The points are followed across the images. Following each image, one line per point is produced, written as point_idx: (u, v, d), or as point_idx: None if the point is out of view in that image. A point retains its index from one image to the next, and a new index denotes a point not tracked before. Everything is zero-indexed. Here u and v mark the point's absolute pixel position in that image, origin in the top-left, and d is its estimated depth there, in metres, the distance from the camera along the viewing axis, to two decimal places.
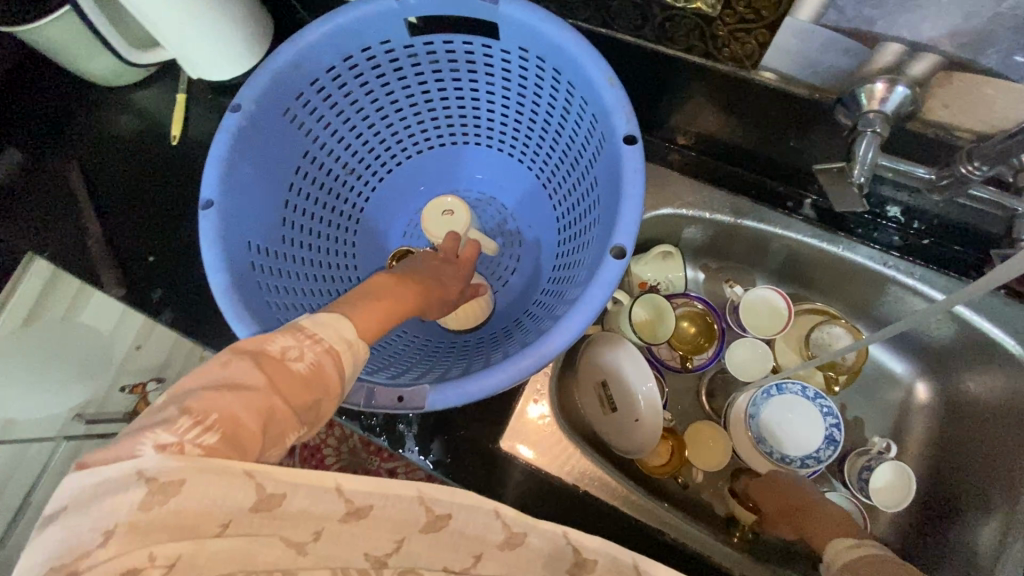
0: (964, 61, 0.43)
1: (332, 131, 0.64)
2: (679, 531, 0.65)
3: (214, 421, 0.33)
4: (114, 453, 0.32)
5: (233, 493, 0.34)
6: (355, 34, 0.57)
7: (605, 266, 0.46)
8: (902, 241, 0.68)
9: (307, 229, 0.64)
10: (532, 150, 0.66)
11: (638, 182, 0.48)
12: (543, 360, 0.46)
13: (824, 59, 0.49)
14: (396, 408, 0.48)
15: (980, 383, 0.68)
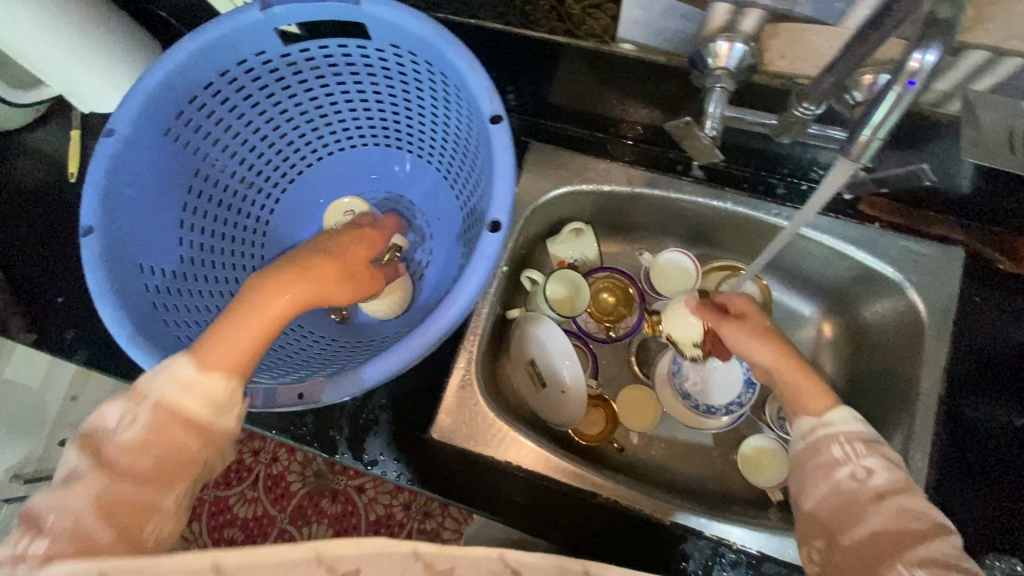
0: (783, 11, 0.47)
1: (221, 147, 0.65)
2: (609, 489, 0.67)
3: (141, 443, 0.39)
4: (58, 495, 0.37)
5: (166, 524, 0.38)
6: (226, 48, 0.58)
7: (484, 242, 0.48)
8: (786, 190, 0.73)
9: (208, 247, 0.64)
10: (426, 143, 0.68)
11: (509, 159, 0.49)
12: (434, 340, 0.47)
13: (669, 26, 0.53)
14: (300, 406, 0.49)
15: (873, 313, 0.73)
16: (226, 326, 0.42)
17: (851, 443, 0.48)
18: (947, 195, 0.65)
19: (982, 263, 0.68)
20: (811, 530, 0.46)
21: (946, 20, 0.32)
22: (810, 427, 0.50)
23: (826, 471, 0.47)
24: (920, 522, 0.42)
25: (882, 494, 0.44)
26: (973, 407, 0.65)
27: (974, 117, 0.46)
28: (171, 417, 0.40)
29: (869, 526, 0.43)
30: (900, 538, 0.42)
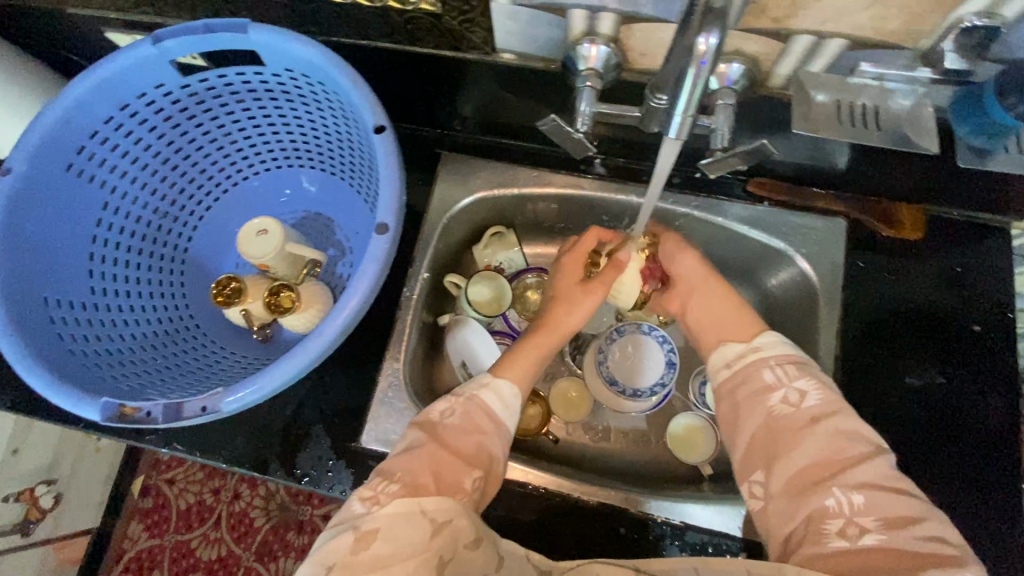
0: (631, 14, 0.51)
1: (130, 180, 0.67)
2: (537, 479, 0.68)
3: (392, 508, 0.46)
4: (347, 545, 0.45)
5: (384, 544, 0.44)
6: (124, 84, 0.61)
7: (372, 243, 0.54)
8: (681, 179, 0.76)
9: (122, 277, 0.66)
10: (335, 159, 0.73)
11: (393, 165, 0.56)
12: (329, 339, 0.52)
13: (538, 33, 0.57)
14: (204, 417, 0.52)
15: (776, 286, 0.77)
16: (522, 344, 0.63)
17: (780, 366, 0.53)
18: (823, 170, 0.70)
19: (865, 229, 0.73)
20: (750, 466, 0.50)
21: (726, 10, 0.36)
22: (742, 352, 0.56)
23: (758, 400, 0.52)
24: (849, 445, 0.47)
25: (814, 417, 0.49)
26: (870, 365, 0.69)
27: (805, 99, 0.52)
28: (471, 408, 0.55)
29: (806, 450, 0.47)
30: (831, 458, 0.46)
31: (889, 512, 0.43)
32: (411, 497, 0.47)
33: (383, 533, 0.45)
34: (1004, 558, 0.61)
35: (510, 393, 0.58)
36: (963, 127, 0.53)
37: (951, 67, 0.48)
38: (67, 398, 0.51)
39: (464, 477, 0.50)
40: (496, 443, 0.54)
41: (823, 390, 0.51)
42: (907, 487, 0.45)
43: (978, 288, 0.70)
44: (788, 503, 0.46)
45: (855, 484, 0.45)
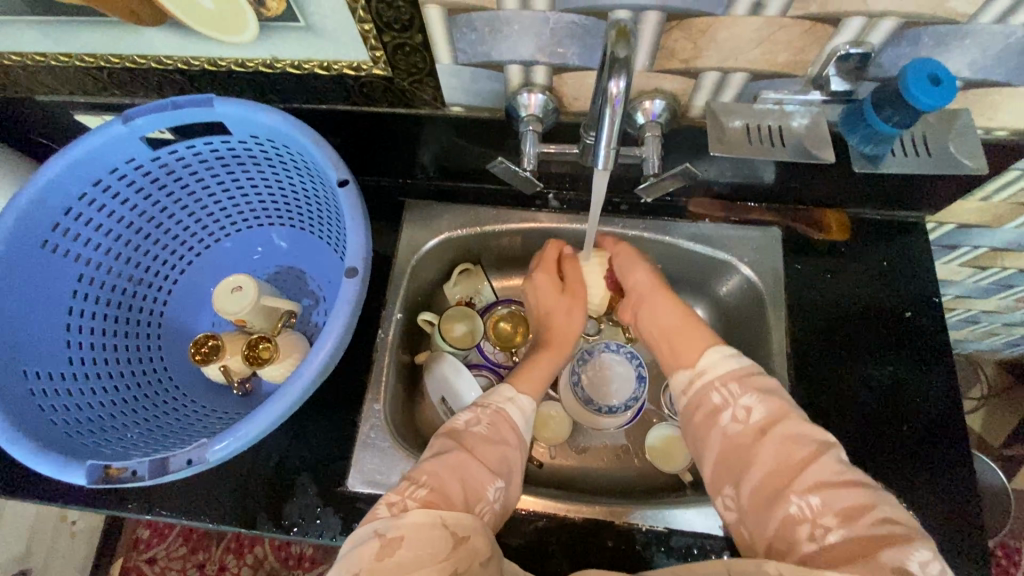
0: (560, 65, 0.58)
1: (104, 250, 0.69)
2: (523, 500, 0.70)
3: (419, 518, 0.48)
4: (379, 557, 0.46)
5: (424, 541, 0.47)
6: (96, 162, 0.64)
7: (344, 286, 0.58)
8: (629, 205, 0.82)
9: (99, 345, 0.68)
10: (303, 216, 0.77)
11: (358, 214, 0.60)
12: (308, 380, 0.55)
13: (482, 87, 0.63)
14: (190, 470, 0.55)
15: (726, 294, 0.84)
16: (536, 357, 0.72)
17: (726, 386, 0.56)
18: (755, 186, 0.77)
19: (798, 235, 0.80)
20: (723, 481, 0.53)
21: (629, 58, 0.42)
22: (724, 353, 0.60)
23: (713, 421, 0.55)
24: (800, 447, 0.49)
25: (763, 429, 0.52)
26: (820, 358, 0.74)
27: (717, 125, 0.58)
28: (498, 419, 0.61)
29: (761, 463, 0.50)
30: (787, 467, 0.49)
31: (841, 508, 0.46)
32: (432, 508, 0.50)
33: (407, 540, 0.47)
34: (963, 526, 0.66)
35: (529, 405, 0.64)
36: (854, 137, 0.58)
37: (838, 88, 0.55)
38: (53, 466, 0.54)
39: (488, 486, 0.55)
40: (516, 452, 0.60)
41: (766, 400, 0.53)
42: (856, 478, 0.48)
43: (905, 278, 0.77)
44: (757, 517, 0.49)
45: (808, 487, 0.47)
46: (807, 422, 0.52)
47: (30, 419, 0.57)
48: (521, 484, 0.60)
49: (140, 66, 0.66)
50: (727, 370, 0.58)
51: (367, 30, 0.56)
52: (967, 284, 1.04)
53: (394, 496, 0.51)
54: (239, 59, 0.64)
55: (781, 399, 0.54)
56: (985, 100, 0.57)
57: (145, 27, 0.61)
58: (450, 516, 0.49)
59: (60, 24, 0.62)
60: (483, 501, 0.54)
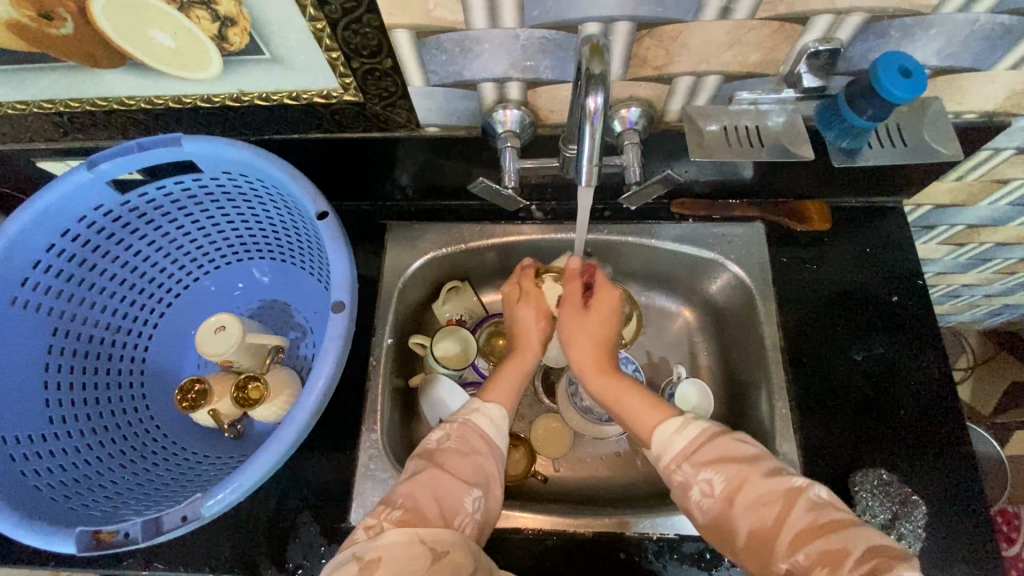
0: (533, 80, 0.57)
1: (78, 301, 0.67)
2: (532, 520, 0.69)
3: (396, 542, 0.48)
4: None
5: (411, 562, 0.47)
6: (62, 212, 0.62)
7: (332, 321, 0.57)
8: (612, 211, 0.82)
9: (80, 400, 0.66)
10: (283, 247, 0.76)
11: (341, 244, 0.59)
12: (302, 423, 0.54)
13: (456, 106, 0.62)
14: (186, 527, 0.53)
15: (716, 292, 0.84)
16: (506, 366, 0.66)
17: (683, 467, 0.52)
18: (736, 183, 0.77)
19: (781, 227, 0.81)
20: (715, 544, 0.52)
21: (605, 73, 0.42)
22: (674, 426, 0.55)
23: (685, 498, 0.52)
24: (769, 508, 0.48)
25: (728, 497, 0.50)
26: (813, 349, 0.75)
27: (695, 128, 0.57)
28: (467, 431, 0.58)
29: (742, 529, 0.49)
30: (767, 527, 0.48)
31: (827, 559, 0.44)
32: (409, 526, 0.49)
33: (386, 559, 0.47)
34: (964, 503, 0.67)
35: (500, 416, 0.61)
36: (830, 132, 0.58)
37: (810, 85, 0.56)
38: (41, 536, 0.52)
39: (464, 497, 0.54)
40: (491, 462, 0.57)
41: (721, 467, 0.51)
42: (829, 520, 0.47)
43: (888, 262, 0.78)
44: (759, 569, 0.48)
45: (791, 548, 0.46)
46: (765, 476, 0.50)
47: (13, 487, 0.55)
48: (502, 493, 0.58)
49: (101, 108, 0.64)
50: (683, 435, 0.54)
51: (335, 58, 0.55)
52: (946, 261, 1.06)
53: (371, 518, 0.51)
54: (206, 95, 0.62)
55: (737, 460, 0.51)
56: (953, 86, 0.57)
57: (103, 70, 0.59)
58: (427, 532, 0.49)
59: (15, 72, 0.59)
60: (461, 514, 0.53)
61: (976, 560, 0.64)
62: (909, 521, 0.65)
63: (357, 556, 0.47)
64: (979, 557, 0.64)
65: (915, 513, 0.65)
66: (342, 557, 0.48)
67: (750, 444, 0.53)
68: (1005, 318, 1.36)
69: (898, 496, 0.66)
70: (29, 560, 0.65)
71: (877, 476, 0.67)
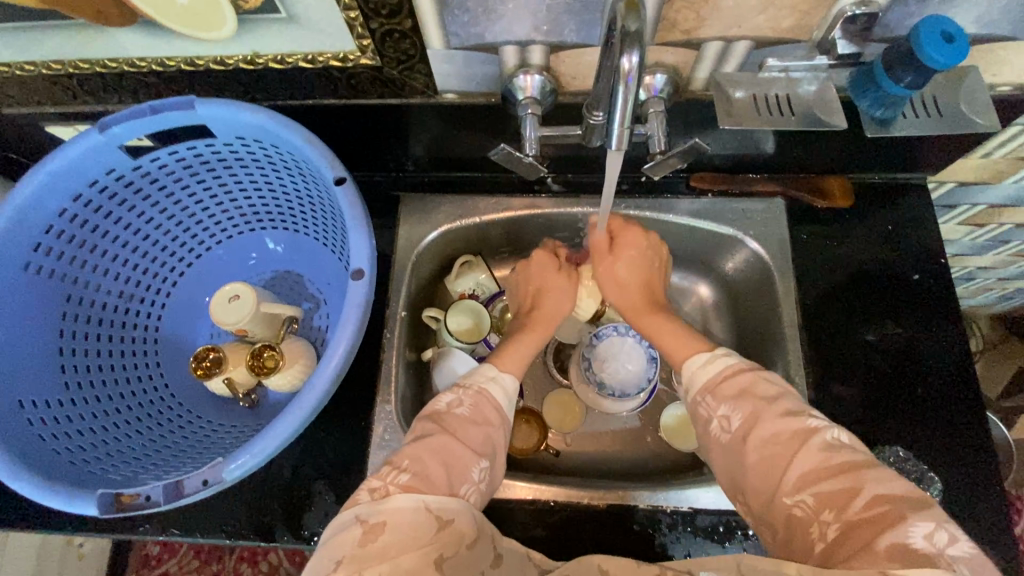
0: (557, 44, 0.55)
1: (92, 268, 0.66)
2: (546, 491, 0.69)
3: (400, 507, 0.47)
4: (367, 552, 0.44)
5: (415, 528, 0.47)
6: (74, 175, 0.61)
7: (352, 288, 0.56)
8: (630, 185, 0.81)
9: (96, 367, 0.65)
10: (297, 217, 0.75)
11: (359, 212, 0.58)
12: (322, 390, 0.54)
13: (476, 71, 0.61)
14: (207, 491, 0.53)
15: (733, 269, 0.83)
16: (513, 339, 0.68)
17: (704, 398, 0.54)
18: (757, 157, 0.76)
19: (801, 204, 0.79)
20: (735, 481, 0.51)
21: (640, 31, 0.40)
22: (705, 360, 0.57)
23: (707, 432, 0.54)
24: (780, 444, 0.48)
25: (746, 434, 0.50)
26: (830, 328, 0.74)
27: (725, 96, 0.56)
28: (481, 400, 0.59)
29: (753, 463, 0.49)
30: (776, 462, 0.47)
31: (831, 499, 0.44)
32: (415, 492, 0.49)
33: (390, 525, 0.46)
34: (981, 479, 0.67)
35: (510, 386, 0.62)
36: (864, 101, 0.56)
37: (844, 52, 0.54)
38: (61, 499, 0.52)
39: (473, 466, 0.54)
40: (500, 434, 0.58)
41: (741, 404, 0.52)
42: (842, 462, 0.46)
43: (910, 239, 0.77)
44: (766, 511, 0.48)
45: (797, 485, 0.46)
46: (784, 415, 0.49)
47: (32, 451, 0.55)
48: (504, 464, 0.59)
49: (112, 70, 0.62)
50: (728, 363, 0.55)
51: (354, 17, 0.53)
52: (963, 242, 1.05)
53: (376, 482, 0.50)
54: (219, 57, 0.61)
55: (757, 397, 0.51)
56: (990, 56, 0.56)
57: (115, 29, 0.57)
58: (433, 500, 0.49)
59: (22, 30, 0.58)
60: (467, 483, 0.53)
61: (991, 538, 0.64)
62: None
63: (358, 515, 0.47)
64: (992, 535, 0.65)
65: (931, 490, 0.66)
66: (346, 516, 0.47)
67: (775, 383, 0.52)
68: (1017, 303, 1.35)
69: (914, 473, 0.66)
70: (47, 524, 0.66)
71: (892, 453, 0.68)
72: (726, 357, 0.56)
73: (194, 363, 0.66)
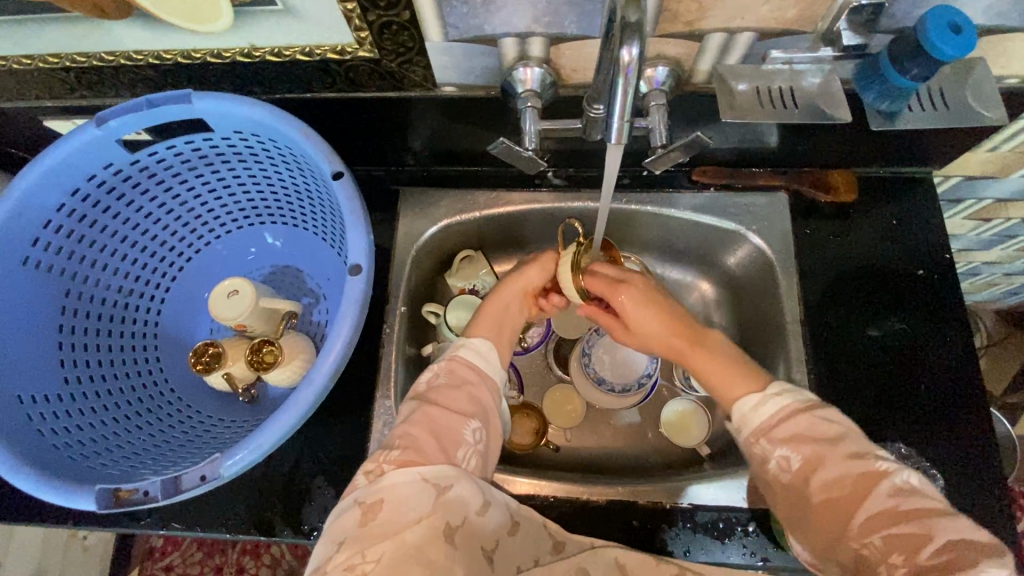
0: (557, 35, 0.55)
1: (90, 263, 0.66)
2: (546, 487, 0.69)
3: (395, 484, 0.49)
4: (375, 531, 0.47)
5: (414, 502, 0.49)
6: (71, 170, 0.61)
7: (349, 283, 0.56)
8: (631, 179, 0.80)
9: (96, 362, 0.65)
10: (295, 211, 0.74)
11: (357, 206, 0.58)
12: (319, 386, 0.53)
13: (475, 63, 0.60)
14: (205, 486, 0.53)
15: (735, 264, 0.82)
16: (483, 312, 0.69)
17: (762, 440, 0.53)
18: (760, 151, 0.75)
19: (804, 198, 0.78)
20: (790, 522, 0.51)
21: (641, 22, 0.39)
22: (756, 402, 0.55)
23: (760, 469, 0.53)
24: (845, 488, 0.48)
25: (808, 475, 0.50)
26: (833, 324, 0.73)
27: (727, 88, 0.55)
28: (453, 364, 0.61)
29: (815, 506, 0.49)
30: (842, 507, 0.47)
31: (904, 542, 0.44)
32: (409, 466, 0.50)
33: (387, 501, 0.48)
34: (984, 476, 0.66)
35: (484, 347, 0.64)
36: (869, 95, 0.55)
37: (849, 44, 0.53)
38: (60, 494, 0.52)
39: (463, 427, 0.55)
40: (483, 390, 0.60)
41: (800, 445, 0.51)
42: (912, 507, 0.45)
43: (915, 235, 0.76)
44: (831, 551, 0.48)
45: (866, 529, 0.46)
46: (850, 457, 0.49)
47: (32, 445, 0.55)
48: (500, 425, 0.60)
49: (108, 63, 0.62)
50: (790, 403, 0.54)
51: (351, 9, 0.53)
52: (969, 237, 1.04)
53: (371, 463, 0.52)
54: (215, 50, 0.60)
55: (817, 439, 0.51)
56: (998, 48, 0.55)
57: (111, 21, 0.57)
58: (428, 472, 0.50)
59: (18, 24, 0.57)
60: (463, 447, 0.54)
61: (995, 536, 0.64)
62: None
63: (357, 498, 0.49)
64: (996, 533, 0.64)
65: (933, 487, 0.65)
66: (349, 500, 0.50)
67: (835, 423, 0.52)
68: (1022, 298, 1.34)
69: (915, 470, 0.65)
70: (48, 518, 0.66)
71: (894, 451, 0.67)
72: (779, 395, 0.55)
73: (194, 360, 0.67)
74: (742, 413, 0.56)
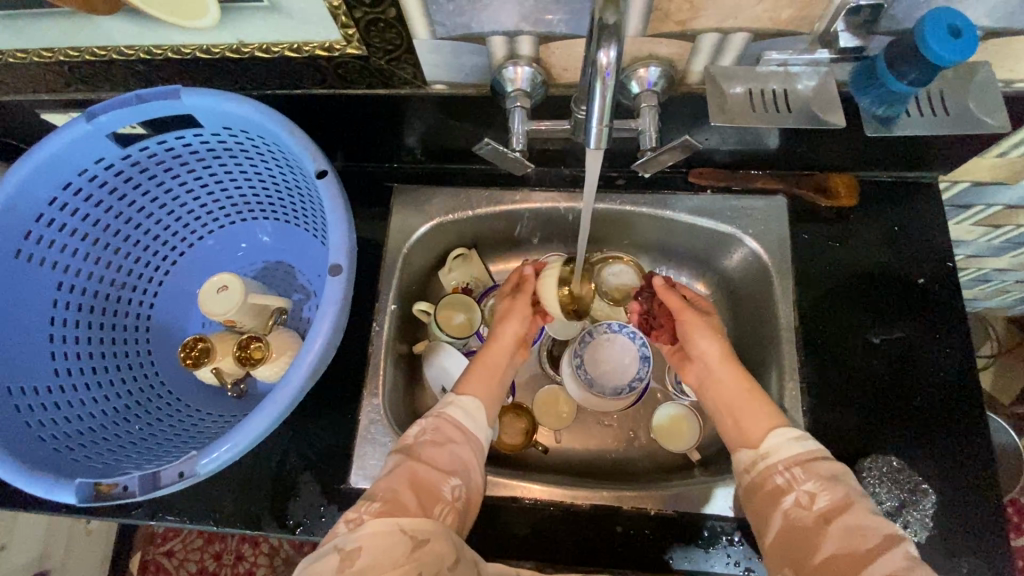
0: (546, 34, 0.54)
1: (82, 256, 0.67)
2: (531, 490, 0.69)
3: (374, 533, 0.48)
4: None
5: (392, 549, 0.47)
6: (62, 164, 0.61)
7: (330, 284, 0.56)
8: (626, 179, 0.78)
9: (86, 354, 0.66)
10: (286, 207, 0.74)
11: (340, 206, 0.57)
12: (298, 386, 0.53)
13: (465, 62, 0.59)
14: (183, 483, 0.53)
15: (731, 268, 0.81)
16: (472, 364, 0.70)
17: (791, 469, 0.54)
18: (759, 153, 0.73)
19: (803, 202, 0.77)
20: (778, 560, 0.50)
21: (620, 25, 0.38)
22: (793, 436, 0.57)
23: (776, 501, 0.53)
24: (867, 538, 0.47)
25: (827, 516, 0.50)
26: (829, 332, 0.72)
27: (719, 91, 0.53)
28: (441, 421, 0.60)
29: (825, 551, 0.48)
30: (855, 556, 0.46)
31: None
32: (388, 516, 0.49)
33: (366, 549, 0.47)
34: (980, 492, 0.65)
35: (474, 405, 0.65)
36: (866, 98, 0.54)
37: (846, 45, 0.52)
38: (43, 486, 0.53)
39: (442, 485, 0.54)
40: (467, 449, 0.59)
41: (831, 487, 0.51)
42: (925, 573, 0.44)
43: (918, 242, 0.74)
44: None
45: None
46: (871, 512, 0.49)
47: (19, 437, 0.56)
48: (483, 477, 0.59)
49: (101, 58, 0.62)
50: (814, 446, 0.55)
51: (337, 6, 0.52)
52: (979, 242, 1.01)
53: (351, 512, 0.50)
54: (205, 45, 0.60)
55: (849, 484, 0.52)
56: (1005, 51, 0.52)
57: (101, 17, 0.57)
58: (407, 522, 0.49)
59: (10, 18, 0.58)
60: (441, 502, 0.53)
61: (988, 554, 0.62)
62: (917, 509, 0.63)
63: (334, 546, 0.47)
64: (989, 549, 0.63)
65: (925, 502, 0.64)
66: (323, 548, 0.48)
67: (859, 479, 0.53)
68: None
69: (908, 484, 0.65)
70: (39, 506, 0.67)
71: (887, 463, 0.65)
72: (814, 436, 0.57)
73: (183, 359, 0.66)
74: (777, 440, 0.57)
